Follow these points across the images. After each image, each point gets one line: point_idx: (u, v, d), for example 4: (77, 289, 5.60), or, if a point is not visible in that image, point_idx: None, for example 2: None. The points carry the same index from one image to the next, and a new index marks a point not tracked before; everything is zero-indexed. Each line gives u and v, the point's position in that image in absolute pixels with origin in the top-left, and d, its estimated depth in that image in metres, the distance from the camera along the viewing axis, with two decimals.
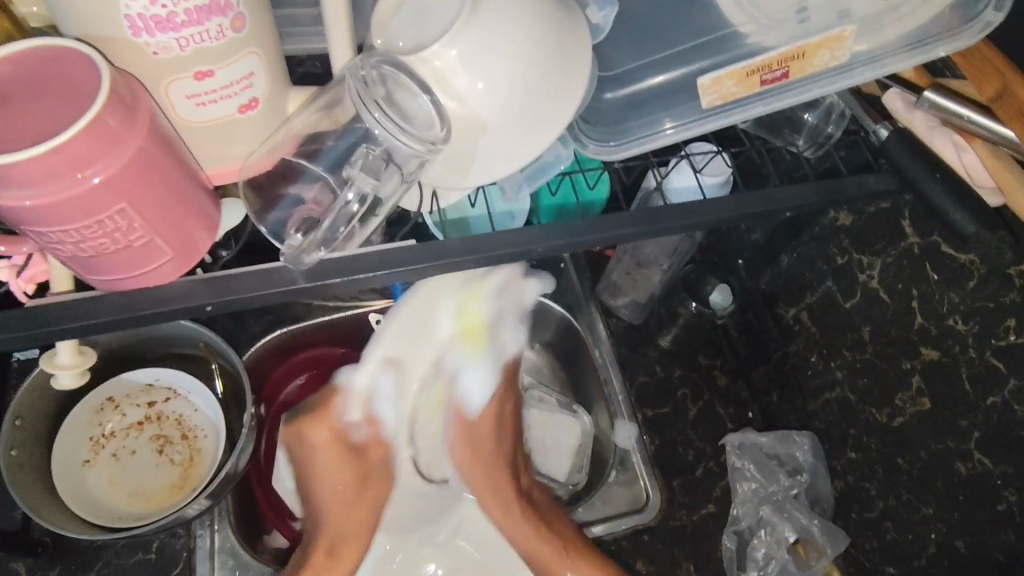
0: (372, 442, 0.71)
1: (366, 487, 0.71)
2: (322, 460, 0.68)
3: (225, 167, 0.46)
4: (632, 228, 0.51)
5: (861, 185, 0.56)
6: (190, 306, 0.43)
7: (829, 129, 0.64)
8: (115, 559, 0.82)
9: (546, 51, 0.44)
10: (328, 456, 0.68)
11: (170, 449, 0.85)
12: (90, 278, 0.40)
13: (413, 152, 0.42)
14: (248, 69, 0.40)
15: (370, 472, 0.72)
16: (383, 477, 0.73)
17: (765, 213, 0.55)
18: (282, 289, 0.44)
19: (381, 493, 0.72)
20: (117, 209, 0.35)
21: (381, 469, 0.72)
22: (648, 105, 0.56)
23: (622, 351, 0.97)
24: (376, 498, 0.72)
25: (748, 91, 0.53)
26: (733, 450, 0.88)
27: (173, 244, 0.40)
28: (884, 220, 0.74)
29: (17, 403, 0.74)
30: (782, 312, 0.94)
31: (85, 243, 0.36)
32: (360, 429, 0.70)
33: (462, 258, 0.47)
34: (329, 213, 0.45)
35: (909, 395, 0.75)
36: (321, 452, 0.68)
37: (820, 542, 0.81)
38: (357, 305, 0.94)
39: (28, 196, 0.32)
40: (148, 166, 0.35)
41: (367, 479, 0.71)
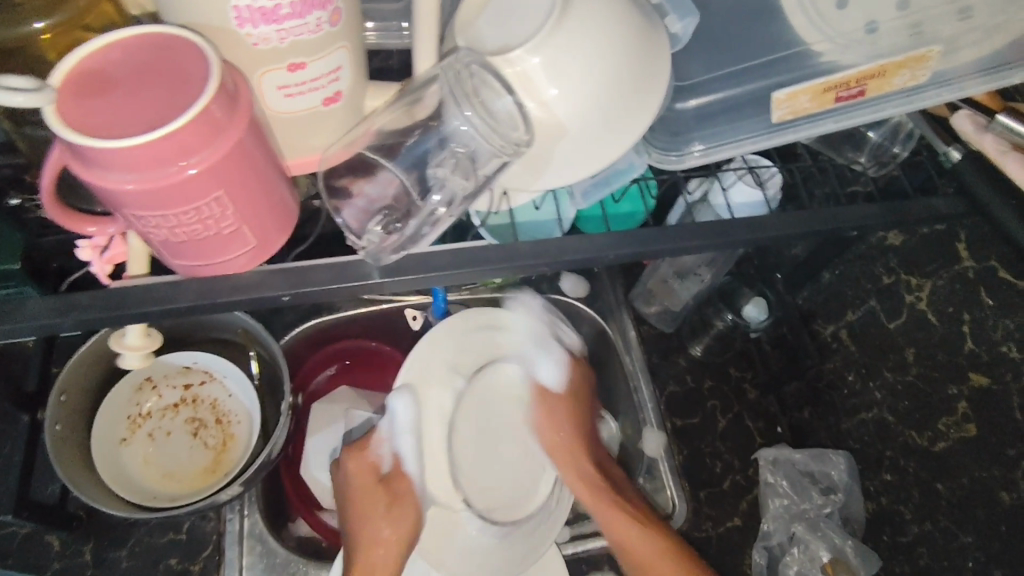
0: (401, 482, 0.67)
1: (379, 543, 0.65)
2: (358, 493, 0.66)
3: (304, 157, 0.46)
4: (696, 239, 0.51)
5: (928, 207, 0.56)
6: (264, 296, 0.43)
7: (895, 148, 0.64)
8: (147, 538, 0.82)
9: (630, 61, 0.44)
10: (357, 489, 0.66)
11: (204, 432, 0.86)
12: (171, 262, 0.40)
13: (496, 151, 0.43)
14: (338, 63, 0.41)
15: (399, 504, 0.66)
16: (412, 511, 0.67)
17: (828, 231, 0.54)
18: (356, 284, 0.44)
19: (410, 516, 0.66)
20: (212, 198, 0.35)
21: (409, 501, 0.67)
22: (714, 118, 0.56)
23: (654, 359, 0.97)
24: (407, 533, 0.66)
25: (821, 106, 0.53)
26: (766, 464, 0.88)
27: (255, 234, 0.40)
28: (939, 243, 0.75)
29: (62, 379, 0.76)
30: (820, 329, 0.93)
31: (177, 229, 0.36)
32: (411, 469, 0.68)
33: (530, 261, 0.47)
34: (410, 215, 0.46)
35: (953, 420, 0.75)
36: (357, 485, 0.66)
37: (853, 564, 0.79)
38: (392, 299, 0.93)
39: (131, 181, 0.33)
40: (243, 158, 0.35)
41: (393, 511, 0.66)
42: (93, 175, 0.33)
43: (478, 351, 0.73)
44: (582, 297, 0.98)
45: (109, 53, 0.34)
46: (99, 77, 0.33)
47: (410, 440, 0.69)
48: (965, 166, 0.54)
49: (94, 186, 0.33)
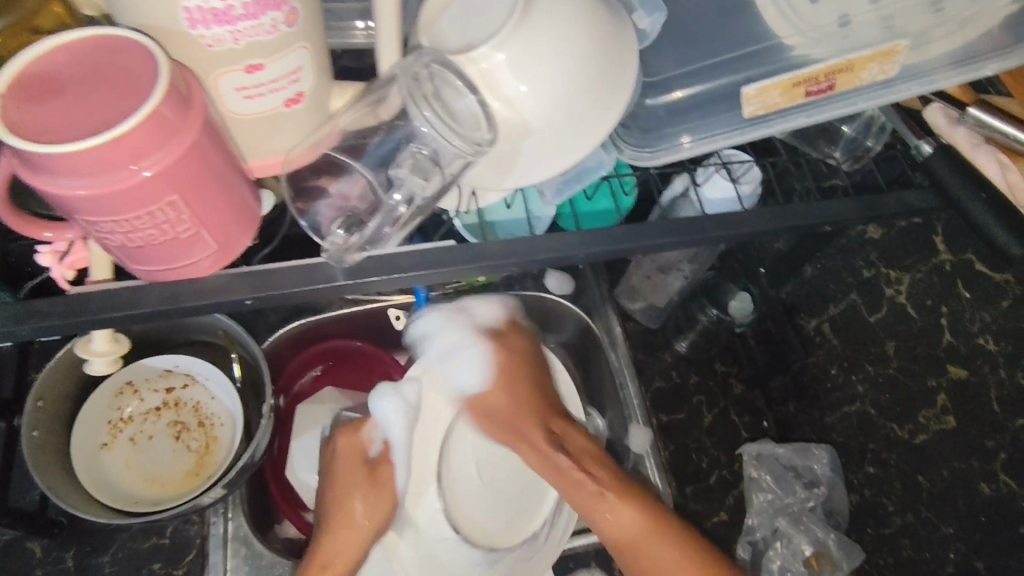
0: (385, 466, 0.63)
1: (354, 524, 0.60)
2: (346, 480, 0.61)
3: (267, 160, 0.45)
4: (668, 236, 0.50)
5: (901, 201, 0.56)
6: (229, 300, 0.43)
7: (868, 142, 0.63)
8: (130, 543, 0.82)
9: (595, 57, 0.44)
10: (344, 476, 0.61)
11: (186, 436, 0.85)
12: (131, 267, 0.40)
13: (459, 152, 0.42)
14: (297, 64, 0.40)
15: (380, 489, 0.62)
16: (390, 498, 0.63)
17: (802, 226, 0.54)
18: (323, 286, 0.44)
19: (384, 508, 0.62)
20: (167, 201, 0.35)
21: (391, 487, 0.63)
22: (687, 114, 0.55)
23: (638, 355, 0.97)
24: (382, 521, 0.62)
25: (791, 101, 0.53)
26: (750, 459, 0.88)
27: (216, 237, 0.40)
28: (916, 236, 0.74)
29: (38, 386, 0.75)
30: (803, 323, 0.93)
31: (133, 234, 0.36)
32: (400, 472, 0.64)
33: (501, 261, 0.46)
34: (373, 214, 0.46)
35: (933, 412, 0.75)
36: (343, 466, 0.61)
37: (836, 557, 0.80)
38: (375, 299, 0.93)
39: (81, 186, 0.32)
40: (198, 161, 0.35)
41: (377, 499, 0.62)
42: (41, 180, 0.32)
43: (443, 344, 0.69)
44: (567, 293, 0.97)
45: (57, 56, 0.33)
46: (46, 81, 0.33)
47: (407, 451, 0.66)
48: (935, 159, 0.54)
49: (43, 191, 0.33)
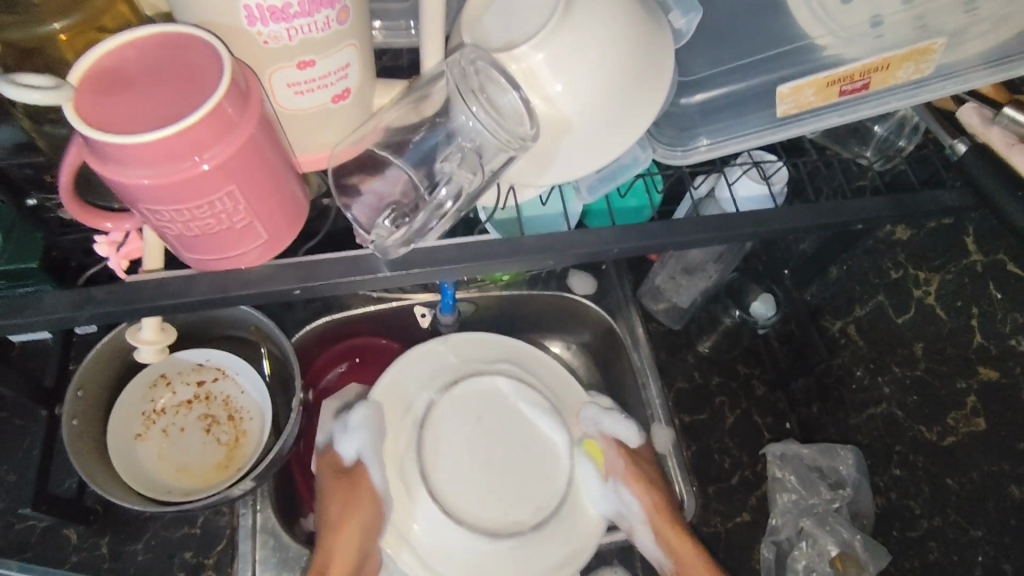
0: (359, 472, 0.72)
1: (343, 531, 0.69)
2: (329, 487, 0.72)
3: (313, 155, 0.47)
4: (701, 233, 0.51)
5: (934, 200, 0.55)
6: (275, 290, 0.43)
7: (901, 142, 0.62)
8: (162, 532, 0.84)
9: (631, 55, 0.45)
10: (328, 486, 0.72)
11: (217, 428, 0.87)
12: (185, 255, 0.41)
13: (502, 146, 0.43)
14: (346, 61, 0.42)
15: (353, 495, 0.71)
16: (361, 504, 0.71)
17: (835, 225, 0.54)
18: (368, 277, 0.45)
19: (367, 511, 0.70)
20: (224, 192, 0.36)
21: (363, 492, 0.71)
22: (718, 113, 0.56)
23: (662, 356, 0.98)
24: (367, 523, 0.70)
25: (826, 100, 0.53)
26: (774, 459, 0.88)
27: (266, 228, 0.41)
28: (944, 237, 0.74)
29: (79, 376, 0.77)
30: (828, 325, 0.93)
31: (191, 223, 0.37)
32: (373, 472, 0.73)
33: (539, 254, 0.47)
34: (418, 209, 0.46)
35: (962, 414, 0.75)
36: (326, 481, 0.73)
37: (862, 557, 0.79)
38: (401, 297, 0.95)
39: (147, 175, 0.34)
40: (252, 155, 0.36)
41: (357, 501, 0.70)
42: (110, 169, 0.34)
43: (443, 365, 0.80)
44: (590, 294, 0.99)
45: (124, 52, 0.35)
46: (115, 76, 0.34)
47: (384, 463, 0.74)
48: (969, 157, 0.54)
49: (110, 180, 0.34)
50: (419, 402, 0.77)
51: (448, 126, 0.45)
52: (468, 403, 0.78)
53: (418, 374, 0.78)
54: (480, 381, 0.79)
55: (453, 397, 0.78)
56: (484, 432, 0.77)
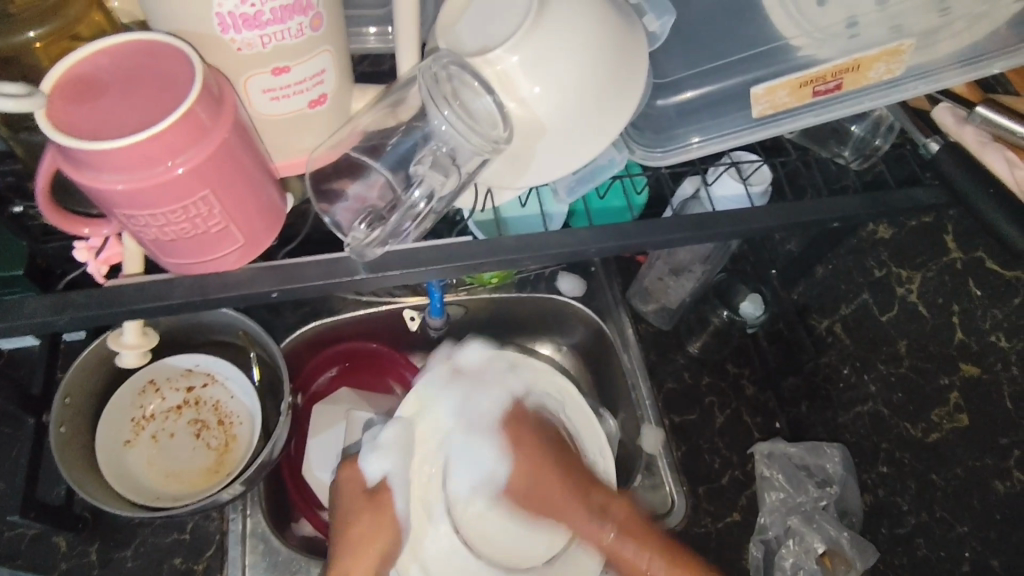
0: (383, 496, 0.71)
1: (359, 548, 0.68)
2: (349, 506, 0.69)
3: (291, 159, 0.48)
4: (679, 232, 0.52)
5: (909, 198, 0.56)
6: (254, 293, 0.44)
7: (877, 141, 0.63)
8: (151, 538, 0.84)
9: (604, 58, 0.45)
10: (345, 505, 0.70)
11: (206, 434, 0.88)
12: (163, 260, 0.41)
13: (476, 149, 0.44)
14: (321, 66, 0.42)
15: (376, 519, 0.70)
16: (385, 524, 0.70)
17: (812, 224, 0.55)
18: (344, 279, 0.45)
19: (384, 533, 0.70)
20: (198, 197, 0.37)
21: (389, 514, 0.71)
22: (696, 114, 0.57)
23: (651, 357, 0.98)
24: (383, 553, 0.69)
25: (800, 101, 0.54)
26: (761, 458, 0.88)
27: (243, 232, 0.41)
28: (927, 235, 0.74)
29: (66, 383, 0.77)
30: (815, 323, 0.94)
31: (166, 228, 0.38)
32: (398, 499, 0.73)
33: (517, 254, 0.48)
34: (394, 210, 0.47)
35: (946, 410, 0.76)
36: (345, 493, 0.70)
37: (849, 555, 0.80)
38: (390, 301, 0.96)
39: (120, 180, 0.34)
40: (226, 159, 0.37)
41: (378, 524, 0.69)
42: (84, 175, 0.34)
43: (471, 392, 0.75)
44: (579, 296, 1.00)
45: (97, 60, 0.35)
46: (89, 83, 0.35)
47: (407, 492, 0.74)
48: (943, 156, 0.55)
49: (85, 186, 0.35)
50: (445, 429, 0.75)
51: (425, 129, 0.46)
52: (489, 443, 0.75)
53: (443, 399, 0.75)
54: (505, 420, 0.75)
55: (476, 435, 0.75)
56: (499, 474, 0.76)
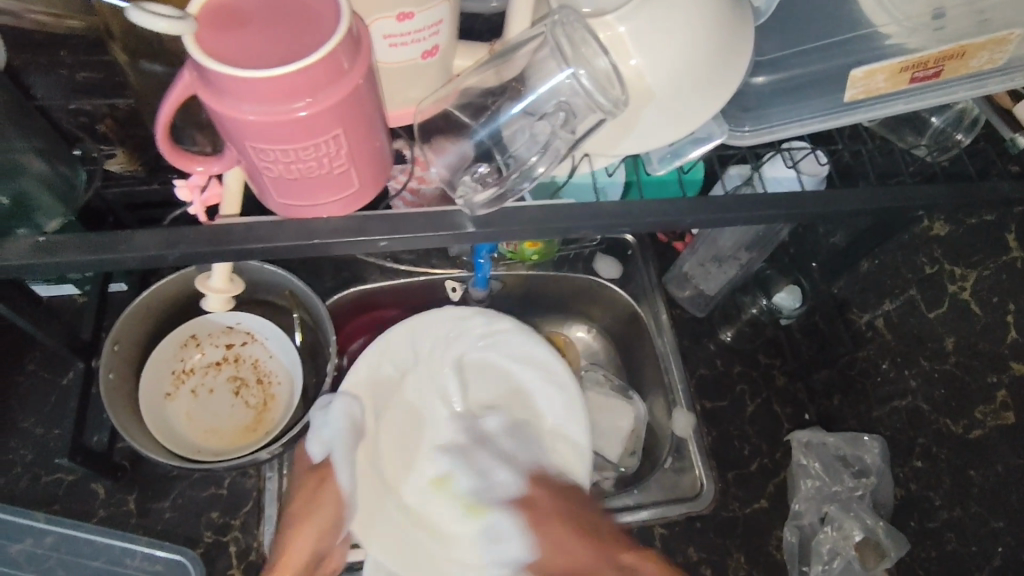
0: (328, 471, 0.67)
1: (304, 528, 0.65)
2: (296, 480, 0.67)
3: (402, 109, 0.49)
4: (769, 209, 0.50)
5: (995, 189, 0.55)
6: (360, 241, 0.43)
7: (958, 135, 0.63)
8: (189, 491, 0.84)
9: (717, 30, 0.45)
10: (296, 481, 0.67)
11: (245, 391, 0.88)
12: (275, 199, 0.41)
13: (595, 107, 0.43)
14: (439, 17, 0.42)
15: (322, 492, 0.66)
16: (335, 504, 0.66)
17: (899, 210, 0.53)
18: (450, 233, 0.44)
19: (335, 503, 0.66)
20: (323, 140, 0.36)
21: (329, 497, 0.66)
22: (785, 95, 0.56)
23: (684, 343, 0.98)
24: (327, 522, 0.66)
25: (896, 86, 0.54)
26: (799, 447, 0.89)
27: (360, 176, 0.41)
28: (985, 234, 0.81)
29: (116, 329, 0.77)
30: (855, 317, 0.94)
31: (293, 165, 0.37)
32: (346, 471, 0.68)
33: (617, 222, 0.46)
34: (512, 171, 0.46)
35: (991, 408, 0.80)
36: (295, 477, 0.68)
37: (884, 544, 0.82)
38: (433, 271, 0.96)
39: (260, 112, 0.34)
40: (356, 105, 0.36)
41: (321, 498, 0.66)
42: (223, 105, 0.34)
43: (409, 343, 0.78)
44: (615, 279, 0.99)
45: None
46: (231, 12, 0.34)
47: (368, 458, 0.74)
48: None
49: (222, 116, 0.34)
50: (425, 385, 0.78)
51: (540, 92, 0.45)
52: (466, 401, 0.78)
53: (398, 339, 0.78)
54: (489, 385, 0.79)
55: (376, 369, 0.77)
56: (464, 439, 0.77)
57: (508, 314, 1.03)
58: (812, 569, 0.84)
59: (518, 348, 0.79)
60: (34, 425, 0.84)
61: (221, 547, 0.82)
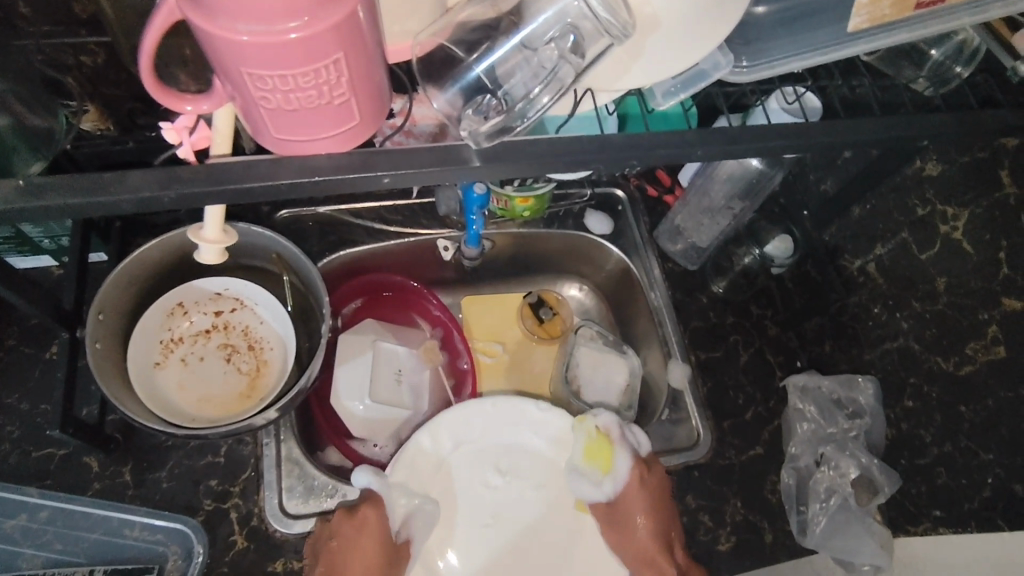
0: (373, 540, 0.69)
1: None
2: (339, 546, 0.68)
3: (397, 44, 0.45)
4: (776, 141, 0.49)
5: (998, 117, 0.55)
6: (367, 178, 0.42)
7: (956, 67, 0.62)
8: (186, 460, 0.82)
9: None
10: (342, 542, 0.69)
11: (237, 357, 0.86)
12: (270, 136, 0.39)
13: (600, 36, 0.43)
14: None
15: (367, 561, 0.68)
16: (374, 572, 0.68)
17: (904, 139, 0.53)
18: (456, 167, 0.43)
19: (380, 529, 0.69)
20: (324, 65, 0.34)
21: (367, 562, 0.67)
22: (792, 24, 0.55)
23: (677, 295, 0.97)
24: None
25: (900, 12, 0.51)
26: (795, 391, 0.90)
27: (361, 109, 0.39)
28: (978, 169, 0.78)
29: (100, 298, 0.74)
30: (847, 264, 0.95)
31: (291, 94, 0.35)
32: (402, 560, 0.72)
33: (626, 154, 0.46)
34: (514, 104, 0.44)
35: (982, 344, 0.83)
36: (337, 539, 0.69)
37: (878, 482, 0.84)
38: (424, 231, 0.95)
39: (254, 33, 0.32)
40: (356, 27, 0.34)
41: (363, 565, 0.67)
42: (214, 24, 0.32)
43: (463, 422, 0.80)
44: (606, 233, 0.97)
45: None
46: None
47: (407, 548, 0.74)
48: None
49: (214, 39, 0.32)
50: (481, 464, 0.80)
51: (547, 16, 0.44)
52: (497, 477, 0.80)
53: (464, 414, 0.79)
54: (524, 464, 0.80)
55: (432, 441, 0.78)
56: (490, 520, 0.79)
57: (500, 273, 1.03)
58: (809, 509, 0.84)
59: (546, 424, 0.80)
60: (19, 401, 0.82)
61: (222, 515, 0.81)
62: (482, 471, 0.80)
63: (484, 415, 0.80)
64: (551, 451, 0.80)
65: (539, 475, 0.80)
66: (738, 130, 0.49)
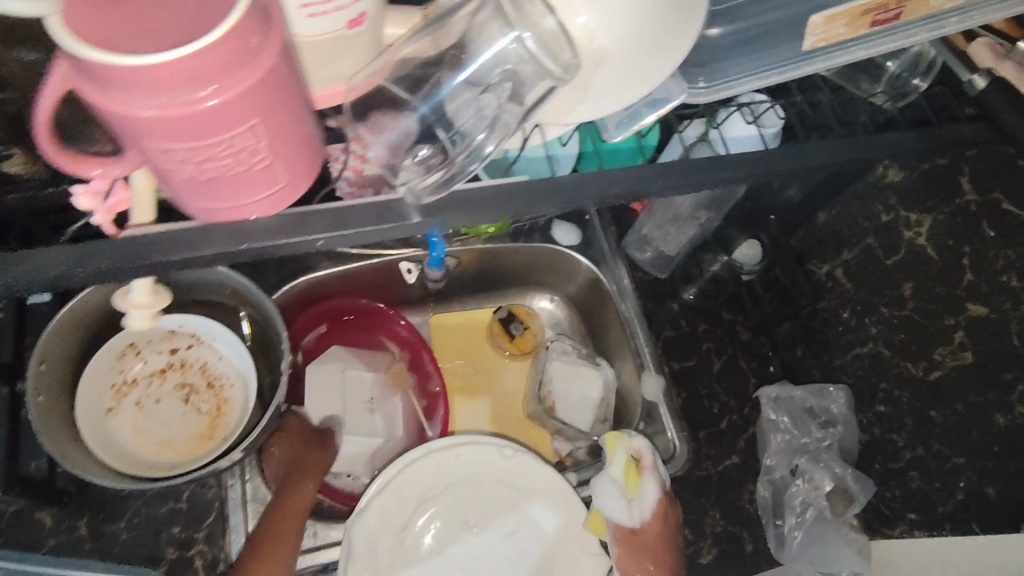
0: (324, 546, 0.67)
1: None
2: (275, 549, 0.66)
3: (330, 88, 0.43)
4: (735, 169, 0.47)
5: (957, 132, 0.54)
6: (303, 239, 0.41)
7: (914, 80, 0.62)
8: (145, 509, 0.79)
9: None
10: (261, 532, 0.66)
11: (196, 398, 0.82)
12: (190, 201, 0.38)
13: (546, 75, 0.41)
14: None
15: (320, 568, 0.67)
16: None
17: (863, 160, 0.52)
18: (395, 224, 0.42)
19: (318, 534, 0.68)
20: (235, 133, 0.33)
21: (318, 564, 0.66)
22: (754, 43, 0.53)
23: (647, 305, 0.97)
24: None
25: (858, 30, 0.51)
26: (768, 402, 0.90)
27: (285, 169, 0.37)
28: (939, 177, 0.74)
29: (41, 349, 0.70)
30: (814, 268, 0.94)
31: (205, 163, 0.34)
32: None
33: (579, 192, 0.44)
34: (456, 154, 0.44)
35: (949, 349, 0.77)
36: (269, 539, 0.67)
37: (852, 491, 0.84)
38: (383, 253, 0.91)
39: (156, 106, 0.30)
40: (270, 91, 0.33)
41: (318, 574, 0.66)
42: (113, 98, 0.30)
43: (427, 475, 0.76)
44: (575, 244, 0.96)
45: None
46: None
47: None
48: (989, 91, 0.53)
49: (113, 112, 0.31)
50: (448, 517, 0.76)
51: (484, 59, 0.42)
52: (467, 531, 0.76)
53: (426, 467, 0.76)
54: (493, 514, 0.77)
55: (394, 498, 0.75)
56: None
57: (466, 291, 1.00)
58: (785, 522, 0.85)
59: (512, 469, 0.77)
60: None
61: (186, 563, 0.78)
62: (450, 523, 0.76)
63: (446, 466, 0.76)
64: (518, 497, 0.77)
65: (510, 526, 0.77)
66: (694, 161, 0.47)
